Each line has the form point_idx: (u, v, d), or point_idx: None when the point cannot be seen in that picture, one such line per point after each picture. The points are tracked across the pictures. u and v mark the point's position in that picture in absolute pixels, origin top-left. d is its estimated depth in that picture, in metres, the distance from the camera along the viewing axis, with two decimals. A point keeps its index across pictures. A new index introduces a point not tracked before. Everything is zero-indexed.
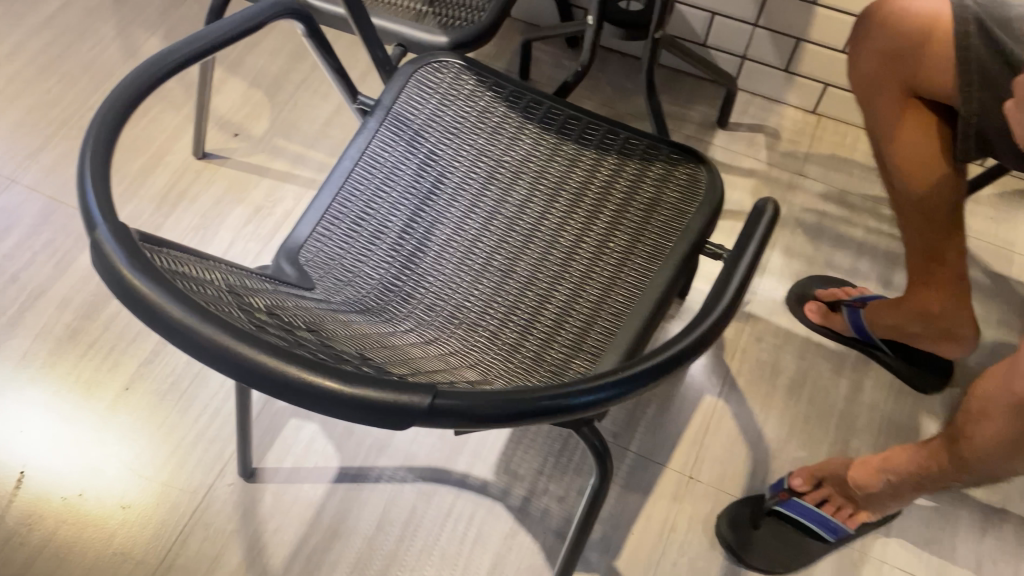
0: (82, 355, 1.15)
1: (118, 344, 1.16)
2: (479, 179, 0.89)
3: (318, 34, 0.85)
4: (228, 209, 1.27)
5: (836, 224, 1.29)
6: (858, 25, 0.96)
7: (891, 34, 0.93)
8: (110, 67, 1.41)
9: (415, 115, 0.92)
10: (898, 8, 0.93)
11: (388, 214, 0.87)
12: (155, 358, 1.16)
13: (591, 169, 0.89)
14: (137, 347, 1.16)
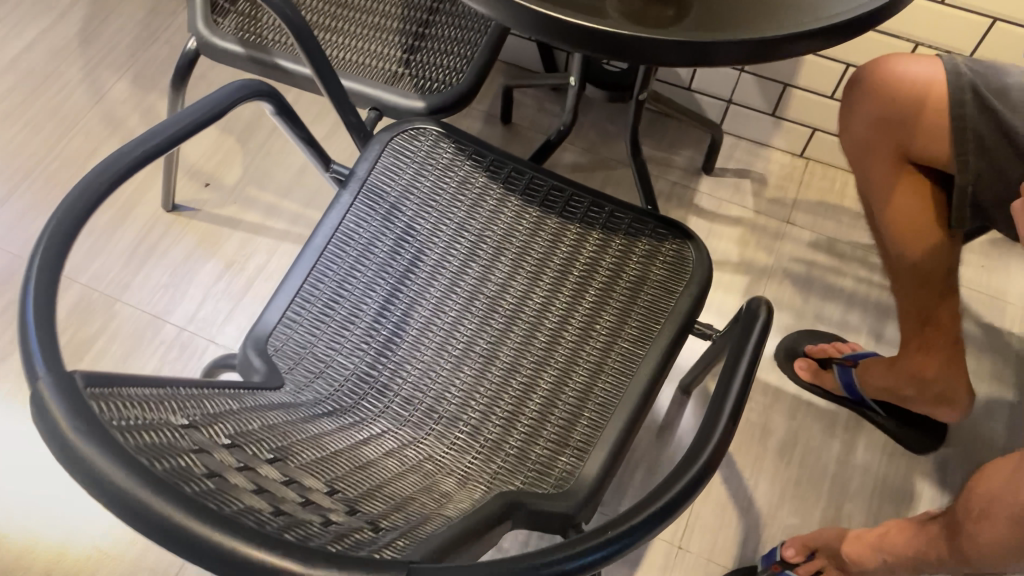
0: None
1: None
2: (458, 256, 0.85)
3: (286, 107, 0.80)
4: (198, 265, 1.23)
5: (825, 275, 1.26)
6: (849, 87, 0.92)
7: (883, 99, 0.90)
8: (76, 113, 1.35)
9: (390, 187, 0.88)
10: (888, 73, 0.90)
11: (363, 296, 0.83)
12: None
13: (576, 245, 0.85)
14: None
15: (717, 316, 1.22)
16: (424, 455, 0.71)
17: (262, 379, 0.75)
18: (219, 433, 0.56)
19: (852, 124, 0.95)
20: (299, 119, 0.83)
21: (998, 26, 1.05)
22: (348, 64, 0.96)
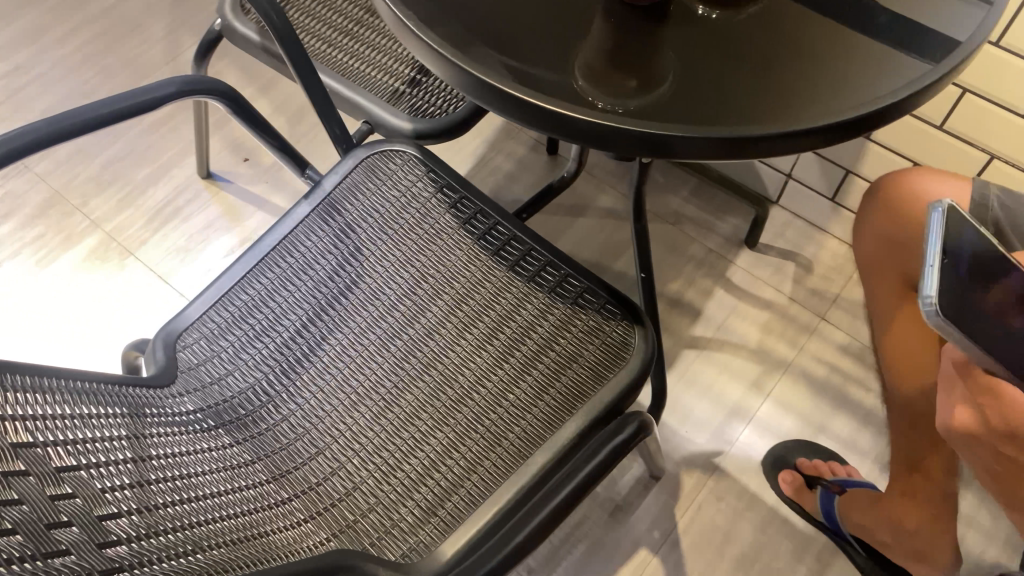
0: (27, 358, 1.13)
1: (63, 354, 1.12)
2: (395, 290, 0.82)
3: (244, 108, 0.80)
4: (214, 236, 1.25)
5: (846, 383, 1.15)
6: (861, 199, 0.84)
7: (894, 217, 0.81)
8: (150, 67, 1.40)
9: (351, 208, 0.86)
10: (905, 188, 0.80)
11: (287, 311, 0.81)
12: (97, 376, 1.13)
13: (517, 303, 0.81)
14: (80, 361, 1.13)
15: (714, 403, 1.13)
16: (276, 492, 0.68)
17: (153, 374, 0.74)
18: (22, 429, 0.55)
19: (862, 239, 0.87)
20: (266, 126, 0.83)
21: None
22: (354, 74, 0.94)
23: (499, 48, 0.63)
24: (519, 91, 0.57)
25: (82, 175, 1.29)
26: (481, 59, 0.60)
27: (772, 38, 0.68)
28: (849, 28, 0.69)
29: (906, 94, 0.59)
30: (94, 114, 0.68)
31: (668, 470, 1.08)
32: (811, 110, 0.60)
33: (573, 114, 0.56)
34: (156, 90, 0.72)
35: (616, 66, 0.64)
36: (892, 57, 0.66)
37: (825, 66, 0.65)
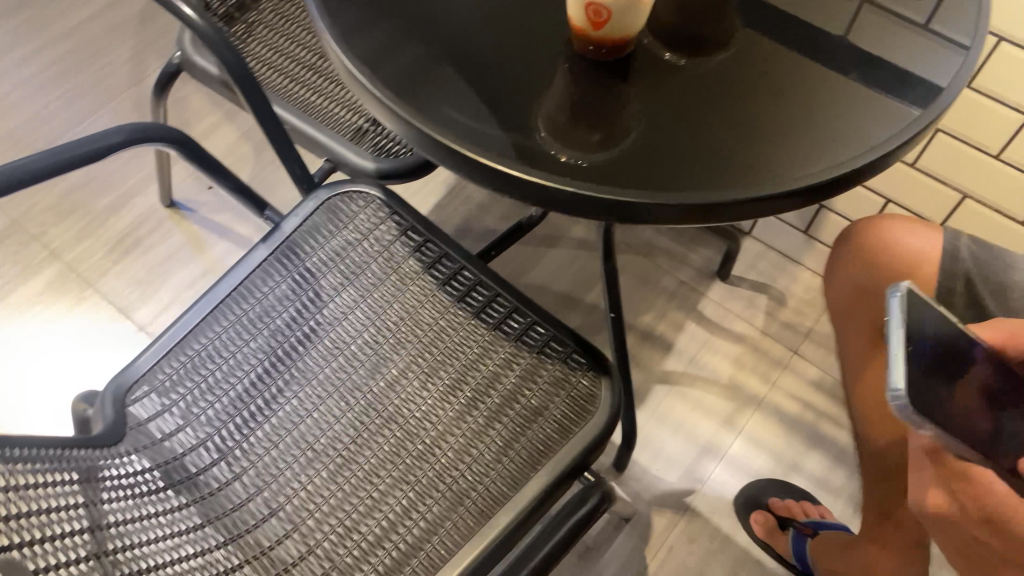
0: None
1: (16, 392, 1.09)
2: (355, 340, 0.80)
3: (200, 152, 0.78)
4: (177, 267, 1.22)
5: (818, 420, 1.13)
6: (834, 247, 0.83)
7: (867, 267, 0.81)
8: (114, 90, 1.36)
9: (310, 253, 0.84)
10: (878, 239, 0.80)
11: (242, 361, 0.78)
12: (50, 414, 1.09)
13: (480, 354, 0.79)
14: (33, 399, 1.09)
15: (686, 440, 1.11)
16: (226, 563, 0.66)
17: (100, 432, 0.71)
18: None
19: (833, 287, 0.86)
20: (222, 171, 0.81)
21: None
22: (319, 111, 0.93)
23: (458, 97, 0.59)
24: (480, 155, 0.55)
25: (40, 204, 1.25)
26: (441, 117, 0.57)
27: (742, 87, 0.65)
28: (827, 69, 0.68)
29: (873, 160, 0.59)
30: (46, 161, 0.65)
31: (639, 511, 1.05)
32: (788, 163, 0.59)
33: (538, 180, 0.55)
34: (108, 137, 0.69)
35: (583, 114, 0.62)
36: (863, 110, 0.64)
37: (798, 119, 0.63)
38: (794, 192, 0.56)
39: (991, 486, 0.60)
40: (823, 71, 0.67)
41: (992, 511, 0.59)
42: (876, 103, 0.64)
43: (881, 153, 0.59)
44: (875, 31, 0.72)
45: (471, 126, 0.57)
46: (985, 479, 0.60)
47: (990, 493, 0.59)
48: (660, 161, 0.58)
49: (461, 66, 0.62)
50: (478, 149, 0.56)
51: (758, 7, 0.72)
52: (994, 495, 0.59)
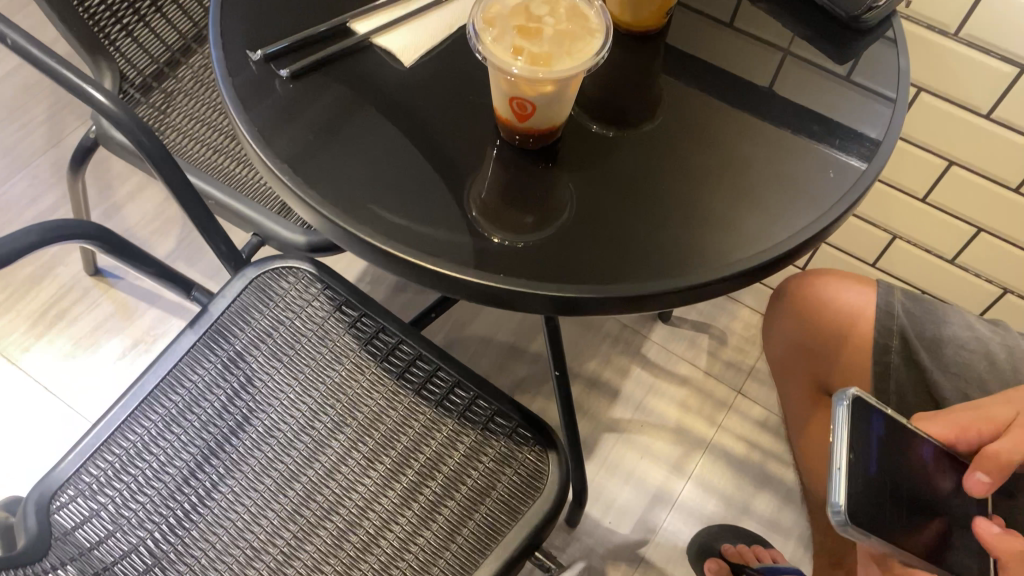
0: None
1: None
2: (292, 425, 0.77)
3: (115, 241, 0.76)
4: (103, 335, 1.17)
5: (766, 459, 1.14)
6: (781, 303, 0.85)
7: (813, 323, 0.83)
8: (30, 152, 1.31)
9: (240, 335, 0.81)
10: (823, 294, 0.82)
11: (174, 456, 0.75)
12: None
13: (422, 434, 0.77)
14: None
15: (637, 488, 1.09)
16: None
17: (23, 545, 0.67)
18: None
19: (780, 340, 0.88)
20: (132, 252, 0.79)
21: (984, 237, 0.98)
22: (245, 183, 0.92)
23: (391, 194, 0.56)
24: (414, 254, 0.53)
25: None
26: (372, 217, 0.54)
27: (674, 158, 0.64)
28: (761, 123, 0.67)
29: (815, 233, 0.59)
30: None
31: (593, 567, 1.03)
32: (732, 238, 0.58)
33: (475, 282, 0.53)
34: (20, 238, 0.65)
35: (516, 194, 0.59)
36: (794, 176, 0.63)
37: (731, 191, 0.62)
38: (736, 272, 0.56)
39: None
40: (754, 134, 0.66)
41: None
42: (807, 168, 0.64)
43: (820, 226, 0.59)
44: (799, 75, 0.71)
45: (401, 224, 0.55)
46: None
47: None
48: (597, 244, 0.57)
49: (384, 151, 0.58)
50: (410, 249, 0.53)
51: (687, 66, 0.71)
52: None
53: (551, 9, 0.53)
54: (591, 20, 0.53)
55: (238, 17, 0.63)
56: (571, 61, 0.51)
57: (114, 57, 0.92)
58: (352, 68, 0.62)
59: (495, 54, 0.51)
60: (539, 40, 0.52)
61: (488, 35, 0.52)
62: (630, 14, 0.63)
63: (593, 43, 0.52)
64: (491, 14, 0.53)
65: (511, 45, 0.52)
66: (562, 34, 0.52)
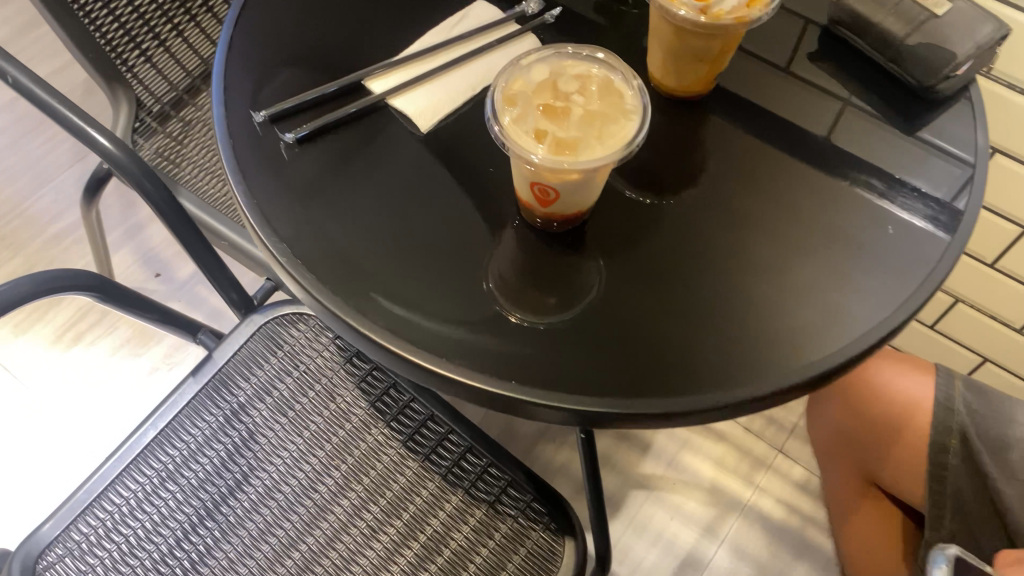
0: None
1: None
2: (294, 487, 0.71)
3: (116, 291, 0.71)
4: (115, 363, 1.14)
5: (806, 526, 1.06)
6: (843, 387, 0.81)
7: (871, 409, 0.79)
8: (57, 166, 1.27)
9: (244, 387, 0.76)
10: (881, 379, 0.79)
11: (167, 516, 0.70)
12: None
13: (431, 504, 0.72)
14: None
15: (665, 552, 1.03)
16: None
17: None
18: None
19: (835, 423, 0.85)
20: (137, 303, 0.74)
21: None
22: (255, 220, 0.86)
23: (396, 281, 0.51)
24: (419, 355, 0.47)
25: None
26: (376, 308, 0.49)
27: (718, 232, 0.57)
28: (828, 191, 0.60)
29: (893, 328, 0.51)
30: None
31: None
32: (794, 333, 0.51)
33: (484, 387, 0.47)
34: (13, 286, 0.60)
35: (537, 278, 0.53)
36: (859, 255, 0.56)
37: (783, 273, 0.55)
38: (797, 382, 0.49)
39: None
40: (813, 203, 0.59)
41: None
42: (874, 245, 0.56)
43: (900, 319, 0.51)
44: (857, 127, 0.63)
45: (405, 315, 0.49)
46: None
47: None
48: (624, 340, 0.50)
49: (390, 230, 0.53)
50: (414, 347, 0.48)
51: (734, 120, 0.64)
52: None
53: (582, 86, 0.47)
54: (627, 100, 0.47)
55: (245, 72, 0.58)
56: (601, 150, 0.45)
57: (131, 83, 0.87)
58: (359, 135, 0.56)
59: (515, 139, 0.46)
60: (566, 123, 0.46)
61: (509, 116, 0.46)
62: (674, 78, 0.56)
63: (628, 128, 0.46)
64: (513, 91, 0.47)
65: (534, 128, 0.46)
66: (592, 116, 0.46)
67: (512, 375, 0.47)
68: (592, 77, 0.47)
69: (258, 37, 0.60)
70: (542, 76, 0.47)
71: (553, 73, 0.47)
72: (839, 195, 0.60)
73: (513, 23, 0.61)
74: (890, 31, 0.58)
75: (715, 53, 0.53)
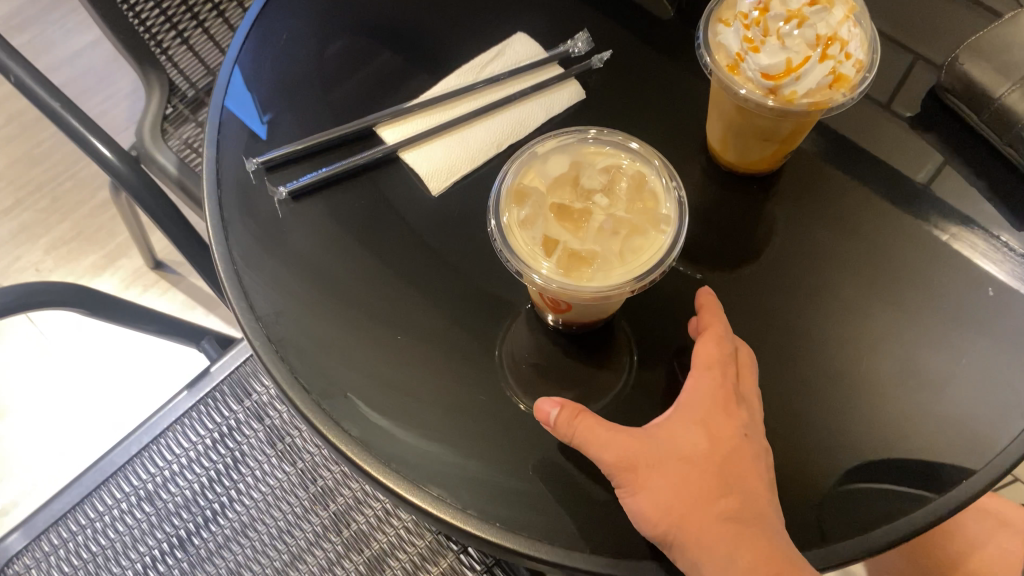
0: None
1: None
2: (269, 529, 0.66)
3: (101, 298, 0.68)
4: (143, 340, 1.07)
5: None
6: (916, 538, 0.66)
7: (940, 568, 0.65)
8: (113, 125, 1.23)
9: (236, 409, 0.71)
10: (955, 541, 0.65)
11: (139, 540, 0.67)
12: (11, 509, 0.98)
13: (414, 568, 0.63)
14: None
15: None
16: None
17: None
18: None
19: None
20: (124, 309, 0.71)
21: None
22: None
23: (382, 382, 0.44)
24: (389, 477, 0.41)
25: (20, 259, 1.12)
26: (353, 416, 0.43)
27: (771, 337, 0.47)
28: (923, 280, 0.49)
29: (980, 486, 0.43)
30: None
31: None
32: (857, 479, 0.43)
33: (460, 526, 0.40)
34: None
35: (553, 371, 0.46)
36: (938, 386, 0.46)
37: (839, 402, 0.45)
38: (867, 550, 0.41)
39: (704, 511, 0.38)
40: (896, 307, 0.48)
41: (632, 458, 0.39)
42: (965, 366, 0.46)
43: (989, 475, 0.43)
44: (965, 196, 0.52)
45: (385, 425, 0.43)
46: (750, 476, 0.40)
47: (651, 435, 0.40)
48: None
49: (382, 312, 0.47)
50: (390, 469, 0.41)
51: (814, 190, 0.53)
52: (629, 493, 0.39)
53: (607, 184, 0.40)
54: (661, 208, 0.40)
55: (259, 109, 0.53)
56: (621, 270, 0.38)
57: (165, 67, 0.80)
58: (366, 192, 0.51)
59: (519, 246, 0.39)
60: (583, 230, 0.39)
61: (515, 217, 0.40)
62: (734, 151, 0.48)
63: (658, 244, 0.39)
64: (524, 186, 0.40)
65: (543, 234, 0.39)
66: (617, 223, 0.39)
67: (494, 513, 0.40)
68: (620, 174, 0.40)
69: (259, 79, 0.54)
70: (561, 171, 0.41)
71: (574, 168, 0.41)
72: (937, 287, 0.49)
73: (557, 63, 0.56)
74: (1016, 108, 0.48)
75: (785, 134, 0.44)
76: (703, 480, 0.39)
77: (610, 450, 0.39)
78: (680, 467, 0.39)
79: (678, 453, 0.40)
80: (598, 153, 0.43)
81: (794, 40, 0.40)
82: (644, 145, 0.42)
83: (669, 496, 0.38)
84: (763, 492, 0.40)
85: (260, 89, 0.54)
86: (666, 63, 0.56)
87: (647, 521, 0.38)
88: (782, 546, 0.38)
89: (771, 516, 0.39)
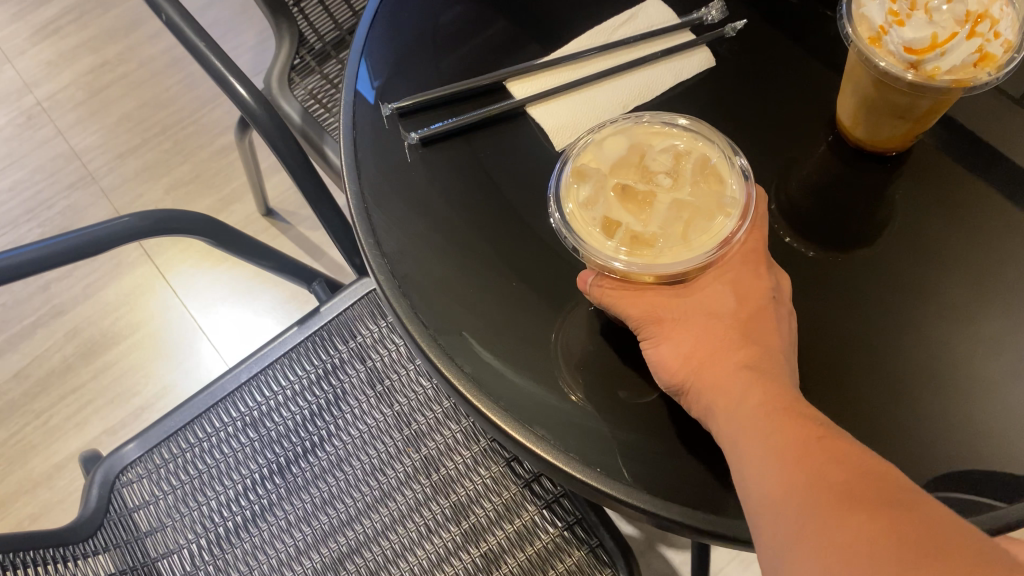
0: (62, 398, 1.06)
1: (98, 400, 1.06)
2: (365, 465, 0.68)
3: (227, 236, 0.71)
4: (255, 287, 1.13)
5: None
6: None
7: None
8: None
9: (342, 349, 0.74)
10: None
11: (241, 463, 0.70)
12: (127, 426, 1.05)
13: (500, 515, 0.66)
14: (116, 408, 1.06)
15: None
16: None
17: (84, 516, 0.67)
18: None
19: None
20: (249, 243, 0.74)
21: None
22: None
23: (492, 329, 0.46)
24: (499, 416, 0.43)
25: (142, 197, 1.18)
26: (466, 353, 0.45)
27: (886, 316, 0.47)
28: None
29: None
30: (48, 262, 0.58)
31: None
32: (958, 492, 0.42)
33: (564, 469, 0.41)
34: (118, 223, 0.61)
35: None
36: None
37: (951, 386, 0.45)
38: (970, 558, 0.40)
39: (722, 357, 0.41)
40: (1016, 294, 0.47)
41: (657, 313, 0.43)
42: None
43: None
44: None
45: (495, 364, 0.44)
46: (771, 333, 0.42)
47: (682, 295, 0.43)
48: None
49: (501, 254, 0.48)
50: (501, 409, 0.43)
51: (935, 171, 0.52)
52: (651, 343, 0.43)
53: (671, 166, 0.43)
54: (726, 189, 0.43)
55: (396, 53, 0.56)
56: (685, 251, 0.41)
57: (296, 19, 0.82)
58: (488, 146, 0.52)
59: (581, 226, 0.43)
60: (645, 213, 0.42)
61: (577, 202, 0.44)
62: (864, 127, 0.48)
63: (720, 226, 0.42)
64: (585, 167, 0.44)
65: (603, 216, 0.43)
66: (679, 206, 0.42)
67: (592, 459, 0.42)
68: (683, 157, 0.44)
69: (394, 33, 0.56)
70: (620, 151, 0.44)
71: (636, 151, 0.44)
72: None
73: (687, 31, 0.56)
74: None
75: (921, 112, 0.44)
76: (725, 334, 0.42)
77: (636, 307, 0.43)
78: (703, 321, 0.43)
79: (704, 311, 0.43)
80: (656, 133, 0.45)
81: (942, 15, 0.40)
82: (692, 120, 0.45)
83: (690, 346, 0.42)
84: (781, 351, 0.41)
85: (394, 40, 0.56)
86: (791, 39, 0.56)
87: (668, 369, 0.42)
88: (789, 391, 0.39)
89: (780, 360, 0.41)
